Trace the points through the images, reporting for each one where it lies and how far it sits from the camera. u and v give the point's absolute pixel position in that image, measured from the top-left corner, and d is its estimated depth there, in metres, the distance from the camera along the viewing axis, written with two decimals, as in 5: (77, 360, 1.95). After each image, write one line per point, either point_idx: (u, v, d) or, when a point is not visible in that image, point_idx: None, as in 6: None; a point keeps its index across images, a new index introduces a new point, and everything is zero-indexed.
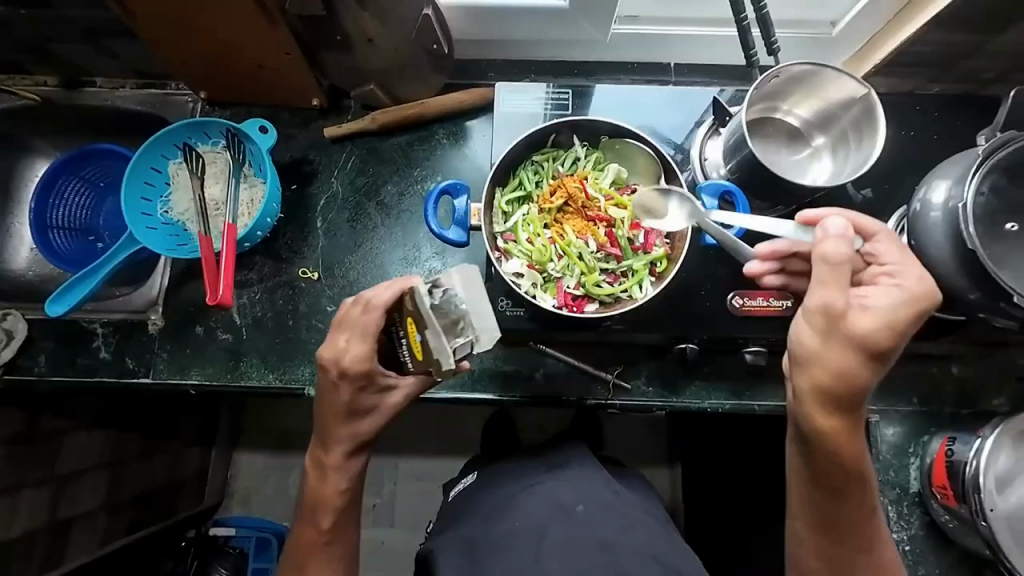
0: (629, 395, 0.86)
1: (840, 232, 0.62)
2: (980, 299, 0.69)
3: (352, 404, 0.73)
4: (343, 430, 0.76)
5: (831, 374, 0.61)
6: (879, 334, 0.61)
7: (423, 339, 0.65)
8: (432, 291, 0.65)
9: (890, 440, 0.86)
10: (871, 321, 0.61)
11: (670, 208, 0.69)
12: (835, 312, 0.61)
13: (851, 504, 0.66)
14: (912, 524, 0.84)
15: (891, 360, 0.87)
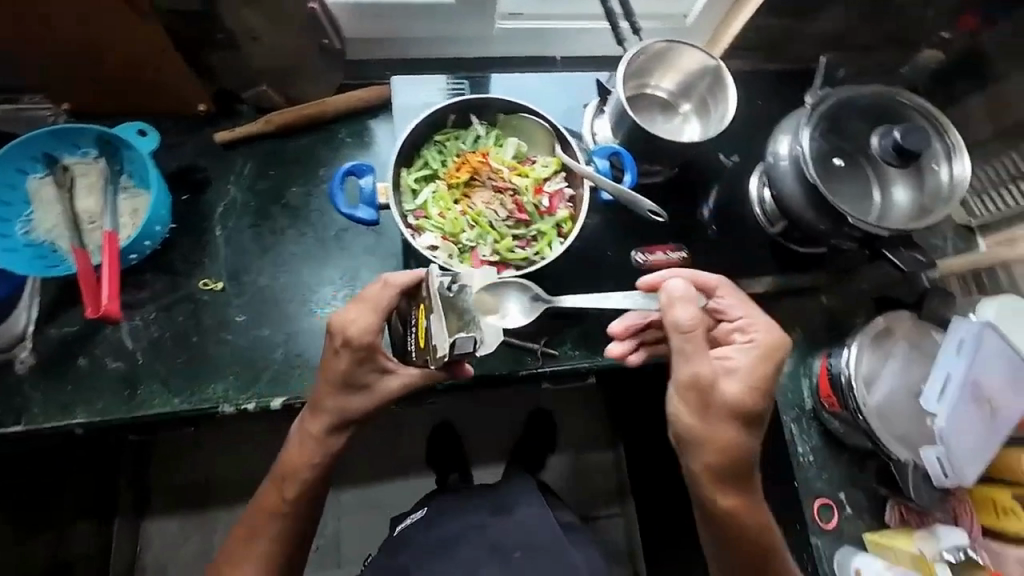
0: (558, 360, 0.89)
1: (683, 295, 0.70)
2: (829, 227, 0.82)
3: (347, 371, 0.73)
4: (333, 398, 0.75)
5: (700, 419, 0.70)
6: (744, 398, 0.70)
7: (428, 324, 0.61)
8: (449, 284, 0.60)
9: (783, 367, 0.97)
10: (732, 385, 0.71)
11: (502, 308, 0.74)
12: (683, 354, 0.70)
13: (764, 560, 0.76)
14: (812, 436, 0.94)
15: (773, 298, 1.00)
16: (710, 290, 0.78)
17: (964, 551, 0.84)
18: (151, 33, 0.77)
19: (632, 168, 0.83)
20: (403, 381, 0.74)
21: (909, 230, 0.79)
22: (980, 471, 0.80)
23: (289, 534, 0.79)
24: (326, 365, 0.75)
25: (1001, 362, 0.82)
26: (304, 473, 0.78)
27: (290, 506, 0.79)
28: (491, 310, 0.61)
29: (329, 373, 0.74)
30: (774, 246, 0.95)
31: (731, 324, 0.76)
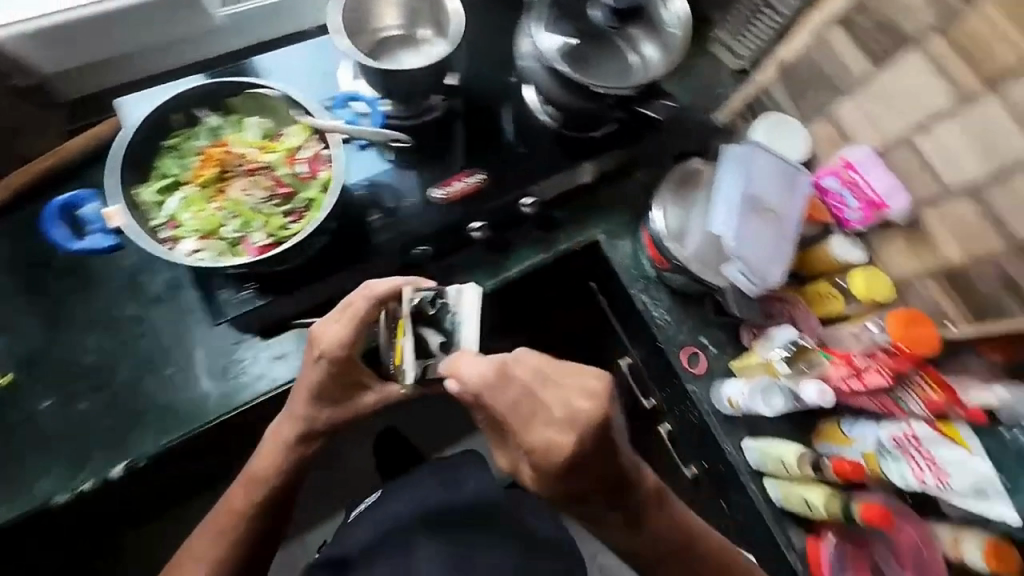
0: None
1: (456, 384, 0.61)
2: (594, 105, 0.86)
3: (326, 386, 0.74)
4: (312, 407, 0.76)
5: (535, 498, 0.62)
6: (532, 482, 0.62)
7: (403, 343, 0.68)
8: (431, 302, 0.70)
9: (619, 248, 1.03)
10: (522, 473, 0.62)
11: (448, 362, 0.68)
12: (502, 445, 0.62)
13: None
14: (662, 299, 1.01)
15: (592, 189, 1.03)
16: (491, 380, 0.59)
17: (793, 340, 0.93)
18: None
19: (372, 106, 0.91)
20: (380, 396, 0.79)
21: (653, 81, 0.84)
22: (782, 270, 0.88)
23: (247, 539, 0.77)
24: (304, 375, 0.76)
25: (770, 171, 0.90)
26: (268, 474, 0.77)
27: (257, 508, 0.77)
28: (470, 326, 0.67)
29: (304, 390, 0.75)
30: (560, 138, 0.99)
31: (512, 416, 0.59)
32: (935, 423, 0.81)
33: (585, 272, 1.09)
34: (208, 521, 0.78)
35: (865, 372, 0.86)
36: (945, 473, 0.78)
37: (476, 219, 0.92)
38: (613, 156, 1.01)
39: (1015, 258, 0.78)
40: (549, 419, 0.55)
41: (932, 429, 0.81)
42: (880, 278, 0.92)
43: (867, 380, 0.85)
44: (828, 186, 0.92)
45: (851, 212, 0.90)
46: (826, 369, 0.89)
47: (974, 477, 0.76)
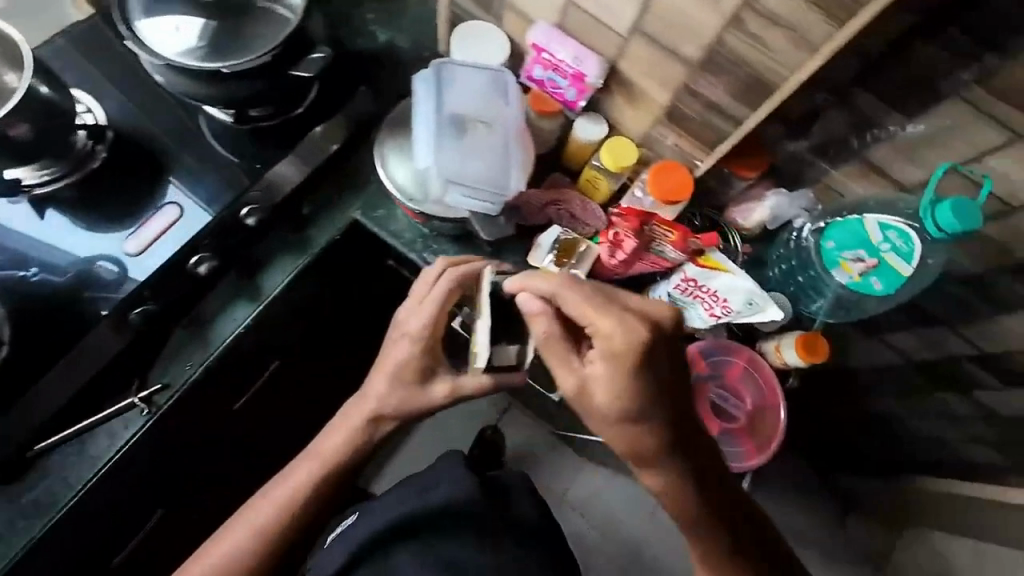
0: (173, 386, 0.84)
1: (531, 309, 0.72)
2: (255, 87, 0.78)
3: (432, 349, 0.83)
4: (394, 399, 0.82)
5: (596, 408, 0.68)
6: (611, 406, 0.66)
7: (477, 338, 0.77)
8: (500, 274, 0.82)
9: (383, 216, 0.97)
10: (601, 394, 0.67)
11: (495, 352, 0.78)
12: (582, 392, 0.68)
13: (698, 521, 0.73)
14: (446, 249, 0.97)
15: (331, 173, 0.97)
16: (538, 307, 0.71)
17: (558, 236, 0.87)
18: None
19: None
20: (463, 380, 0.81)
21: (291, 32, 0.75)
22: (519, 174, 0.85)
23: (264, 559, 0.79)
24: (391, 354, 0.84)
25: (464, 88, 0.86)
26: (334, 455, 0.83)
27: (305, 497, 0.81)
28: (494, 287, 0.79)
29: (393, 372, 0.82)
30: (256, 133, 0.90)
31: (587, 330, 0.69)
32: (696, 260, 0.82)
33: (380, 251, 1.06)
34: (241, 533, 0.80)
35: (621, 239, 0.81)
36: (724, 300, 0.83)
37: (196, 253, 0.83)
38: (331, 127, 0.93)
39: (696, 75, 0.78)
40: (628, 315, 0.67)
41: (695, 267, 0.82)
42: (623, 144, 0.93)
43: (626, 247, 0.81)
44: (538, 76, 0.90)
45: (568, 91, 0.90)
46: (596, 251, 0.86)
47: (744, 291, 0.81)
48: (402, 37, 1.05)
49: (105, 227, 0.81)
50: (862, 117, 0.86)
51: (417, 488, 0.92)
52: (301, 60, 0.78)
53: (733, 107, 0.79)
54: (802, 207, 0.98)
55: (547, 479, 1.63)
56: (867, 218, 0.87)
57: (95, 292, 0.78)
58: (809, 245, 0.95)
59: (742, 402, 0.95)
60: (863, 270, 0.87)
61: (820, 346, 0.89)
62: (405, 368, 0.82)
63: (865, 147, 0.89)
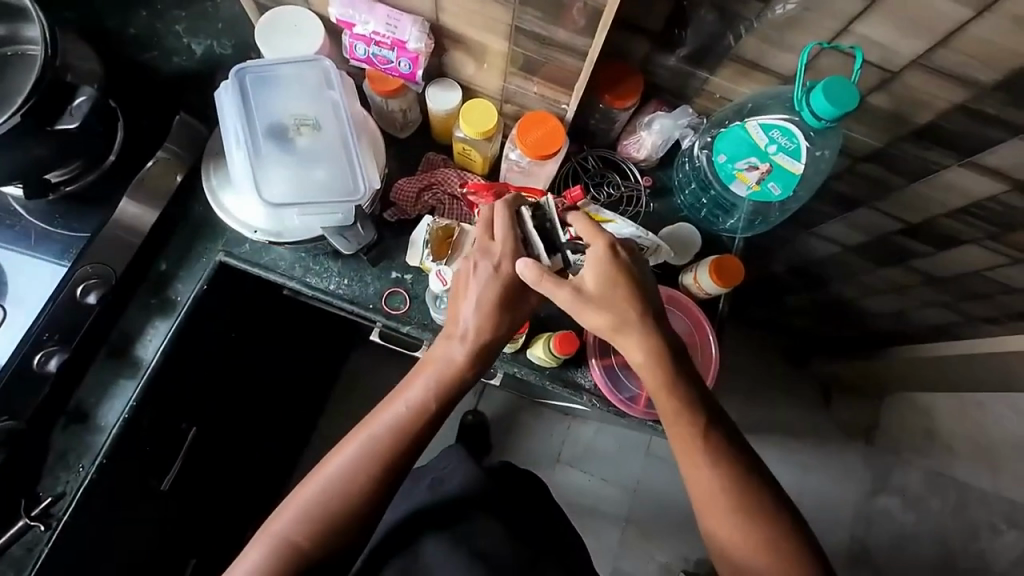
0: (70, 491, 0.78)
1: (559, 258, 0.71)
2: (41, 149, 0.70)
3: (516, 300, 0.72)
4: (458, 361, 0.71)
5: (580, 289, 0.68)
6: (590, 280, 0.68)
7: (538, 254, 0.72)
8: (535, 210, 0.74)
9: (248, 248, 0.86)
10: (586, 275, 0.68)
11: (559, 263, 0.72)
12: (585, 301, 0.68)
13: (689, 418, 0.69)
14: (328, 267, 0.86)
15: (180, 218, 0.87)
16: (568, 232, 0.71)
17: (430, 230, 0.81)
18: None
19: None
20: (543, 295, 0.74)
21: (39, 78, 0.65)
22: (364, 169, 0.77)
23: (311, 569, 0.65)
24: (456, 318, 0.72)
25: (272, 92, 0.77)
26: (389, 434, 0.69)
27: (367, 472, 0.68)
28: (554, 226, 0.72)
29: (467, 335, 0.71)
30: (72, 198, 0.81)
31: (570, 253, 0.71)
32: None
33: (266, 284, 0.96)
34: (285, 532, 0.65)
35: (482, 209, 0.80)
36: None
37: (43, 351, 0.74)
38: (160, 170, 0.83)
39: (522, 14, 0.70)
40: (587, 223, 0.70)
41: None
42: (477, 107, 0.83)
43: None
44: (363, 54, 0.79)
45: (400, 64, 0.79)
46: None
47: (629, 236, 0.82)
48: (221, 41, 0.91)
49: None
50: (722, 10, 0.77)
51: (428, 478, 0.84)
52: (65, 109, 0.69)
53: (573, 40, 0.72)
54: (687, 125, 0.91)
55: (539, 447, 1.51)
56: (748, 122, 0.81)
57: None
58: (704, 164, 0.90)
59: None
60: (759, 177, 0.81)
61: (731, 265, 0.85)
62: (481, 329, 0.71)
63: (734, 44, 0.80)
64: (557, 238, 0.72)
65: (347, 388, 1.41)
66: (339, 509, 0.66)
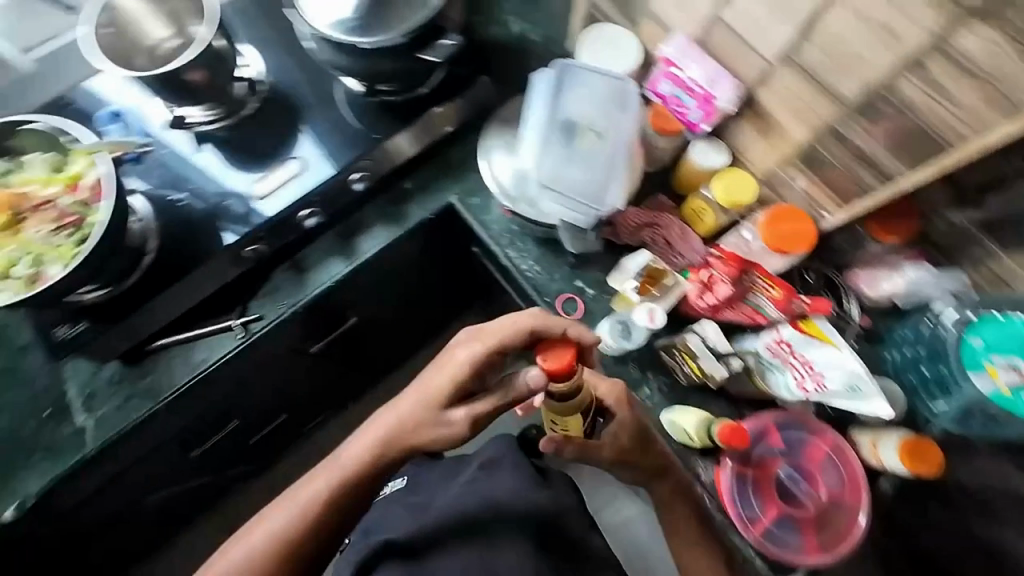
0: (264, 320, 0.92)
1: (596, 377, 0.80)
2: (395, 65, 0.85)
3: (495, 406, 0.74)
4: (430, 414, 0.76)
5: (609, 429, 0.78)
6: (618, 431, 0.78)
7: (699, 364, 0.82)
8: (700, 332, 0.84)
9: (480, 208, 0.98)
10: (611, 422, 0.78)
11: (718, 369, 0.82)
12: (617, 442, 0.78)
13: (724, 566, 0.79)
14: (529, 250, 0.96)
15: (443, 151, 1.01)
16: (776, 339, 0.81)
17: (645, 265, 0.87)
18: None
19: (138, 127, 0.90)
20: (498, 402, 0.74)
21: (424, 16, 0.80)
22: (619, 188, 0.82)
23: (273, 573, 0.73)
24: (398, 407, 0.79)
25: (581, 89, 0.84)
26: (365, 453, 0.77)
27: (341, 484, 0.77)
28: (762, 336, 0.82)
29: (406, 415, 0.76)
30: (384, 107, 0.96)
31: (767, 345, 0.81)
32: (796, 324, 0.80)
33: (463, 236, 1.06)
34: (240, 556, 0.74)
35: (713, 283, 0.83)
36: (820, 375, 0.78)
37: (308, 207, 0.91)
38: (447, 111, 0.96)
39: (846, 118, 0.70)
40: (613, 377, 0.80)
41: (795, 330, 0.79)
42: (736, 177, 0.86)
43: (718, 293, 0.82)
44: (663, 91, 0.85)
45: (692, 112, 0.84)
46: (683, 289, 0.85)
47: (848, 372, 0.77)
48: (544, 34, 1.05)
49: (256, 170, 0.92)
50: None
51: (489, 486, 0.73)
52: (432, 44, 0.83)
53: (886, 161, 0.71)
54: (949, 291, 0.82)
55: None
56: None
57: (234, 221, 0.89)
58: (948, 337, 0.79)
59: (817, 492, 0.81)
60: (1015, 382, 0.72)
61: (931, 456, 0.76)
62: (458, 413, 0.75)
63: None
64: (719, 348, 0.83)
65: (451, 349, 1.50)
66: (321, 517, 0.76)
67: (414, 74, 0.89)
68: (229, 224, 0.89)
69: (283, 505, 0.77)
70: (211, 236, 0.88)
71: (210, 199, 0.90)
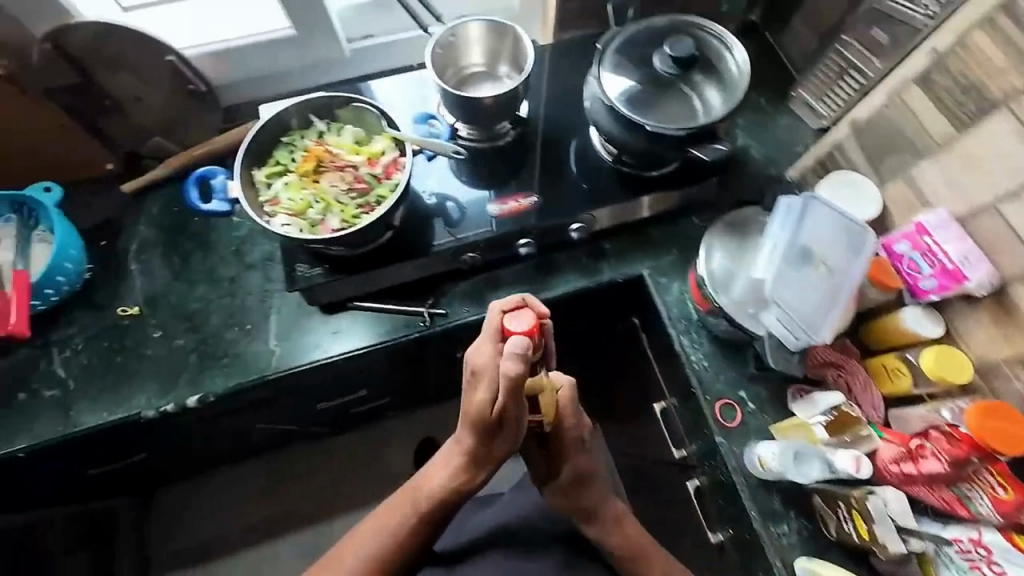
0: (448, 318, 1.00)
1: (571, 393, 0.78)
2: (654, 145, 0.91)
3: (518, 406, 0.70)
4: (487, 426, 0.73)
5: (568, 458, 0.81)
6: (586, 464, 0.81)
7: (874, 530, 0.79)
8: (882, 498, 0.80)
9: (666, 289, 1.04)
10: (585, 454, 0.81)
11: (892, 543, 0.79)
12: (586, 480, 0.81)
13: None
14: (702, 344, 1.00)
15: (646, 227, 1.09)
16: (976, 539, 0.77)
17: (839, 406, 0.85)
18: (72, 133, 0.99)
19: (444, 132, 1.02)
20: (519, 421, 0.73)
21: (705, 127, 0.86)
22: (833, 327, 0.82)
23: None
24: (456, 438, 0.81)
25: (822, 221, 0.85)
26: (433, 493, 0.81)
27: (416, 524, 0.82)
28: (960, 528, 0.79)
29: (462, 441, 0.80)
30: (621, 176, 1.02)
31: (968, 542, 0.78)
32: (1006, 531, 0.77)
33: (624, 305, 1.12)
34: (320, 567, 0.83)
35: (922, 457, 0.79)
36: None
37: (524, 237, 0.99)
38: (653, 204, 1.05)
39: None
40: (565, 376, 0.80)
41: (1005, 539, 0.76)
42: (956, 357, 0.84)
43: (925, 468, 0.78)
44: (899, 250, 0.87)
45: (926, 279, 0.85)
46: (879, 446, 0.83)
47: None
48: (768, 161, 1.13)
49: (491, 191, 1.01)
50: None
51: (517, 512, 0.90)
52: (702, 145, 0.89)
53: None
54: None
55: None
56: None
57: (463, 225, 0.97)
58: None
59: None
60: None
61: None
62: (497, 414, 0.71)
63: None
64: (906, 523, 0.80)
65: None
66: (400, 551, 0.82)
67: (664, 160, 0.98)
68: (454, 229, 0.97)
69: (367, 535, 0.82)
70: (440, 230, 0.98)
71: (447, 198, 0.99)
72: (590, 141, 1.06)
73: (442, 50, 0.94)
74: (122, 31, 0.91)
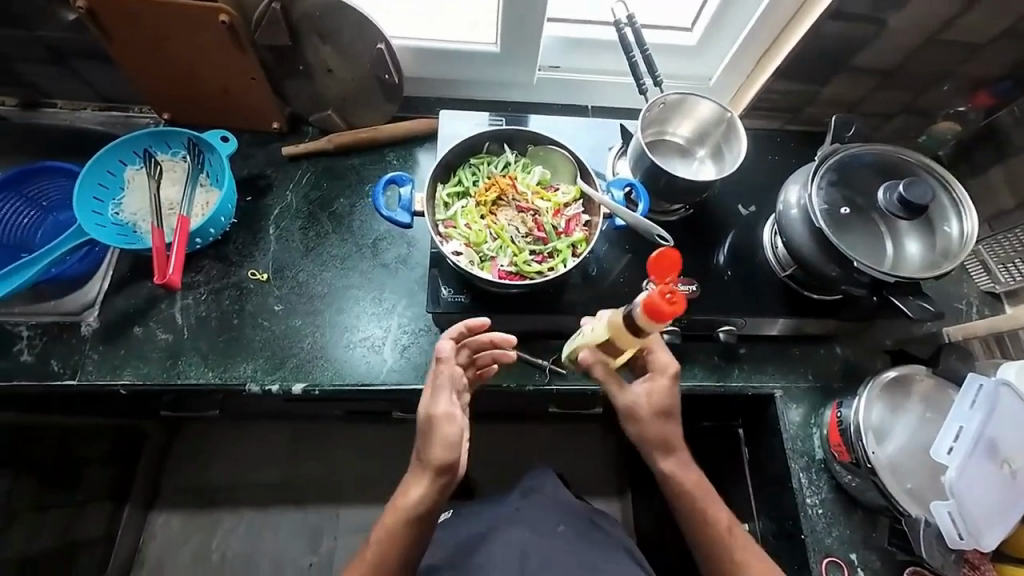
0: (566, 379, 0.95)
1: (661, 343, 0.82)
2: (839, 273, 0.85)
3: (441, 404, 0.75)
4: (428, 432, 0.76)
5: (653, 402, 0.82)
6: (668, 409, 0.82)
7: None
8: None
9: (794, 417, 0.97)
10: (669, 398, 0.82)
11: None
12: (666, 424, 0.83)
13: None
14: (821, 488, 0.92)
15: (786, 343, 1.02)
16: None
17: None
18: (256, 87, 0.98)
19: (645, 199, 0.89)
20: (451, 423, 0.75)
21: (915, 281, 0.80)
22: (1001, 535, 0.75)
23: None
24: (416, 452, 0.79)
25: (1015, 417, 0.78)
26: (399, 526, 0.77)
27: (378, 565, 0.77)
28: None
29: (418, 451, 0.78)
30: (785, 289, 0.97)
31: None
32: None
33: (737, 411, 1.04)
34: None
35: None
36: None
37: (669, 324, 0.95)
38: (785, 327, 0.99)
39: None
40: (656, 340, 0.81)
41: None
42: None
43: None
44: None
45: None
46: None
47: None
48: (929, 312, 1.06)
49: (646, 266, 0.96)
50: None
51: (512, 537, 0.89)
52: (903, 298, 0.82)
53: None
54: None
55: None
56: None
57: (612, 293, 0.94)
58: None
59: None
60: None
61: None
62: (444, 419, 0.75)
63: None
64: None
65: (579, 439, 1.53)
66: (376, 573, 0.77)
67: (842, 291, 0.91)
68: (600, 291, 0.94)
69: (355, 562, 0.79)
70: (587, 290, 0.93)
71: (602, 257, 0.96)
72: (756, 242, 1.00)
73: (652, 120, 0.94)
74: (348, 11, 0.89)
